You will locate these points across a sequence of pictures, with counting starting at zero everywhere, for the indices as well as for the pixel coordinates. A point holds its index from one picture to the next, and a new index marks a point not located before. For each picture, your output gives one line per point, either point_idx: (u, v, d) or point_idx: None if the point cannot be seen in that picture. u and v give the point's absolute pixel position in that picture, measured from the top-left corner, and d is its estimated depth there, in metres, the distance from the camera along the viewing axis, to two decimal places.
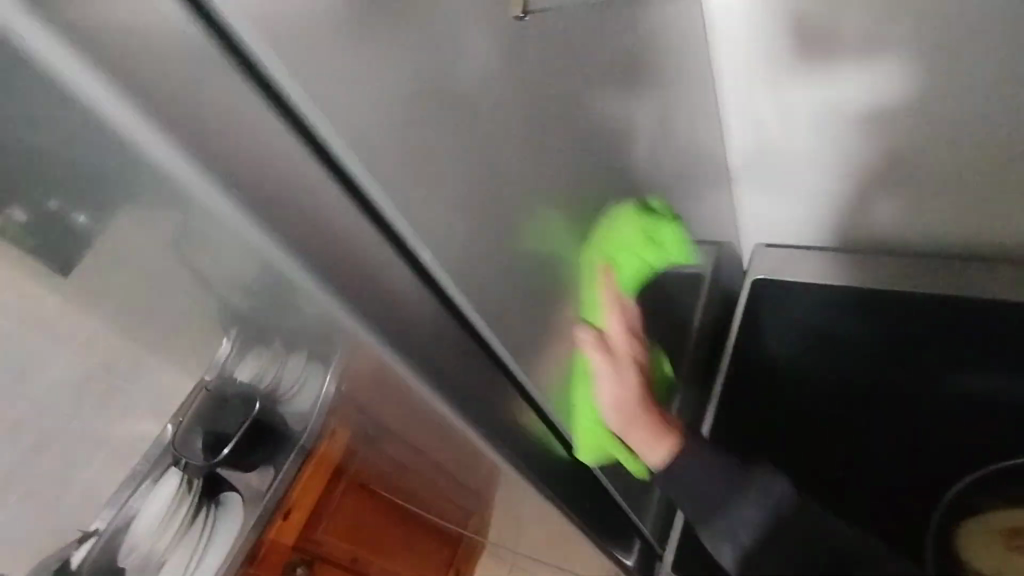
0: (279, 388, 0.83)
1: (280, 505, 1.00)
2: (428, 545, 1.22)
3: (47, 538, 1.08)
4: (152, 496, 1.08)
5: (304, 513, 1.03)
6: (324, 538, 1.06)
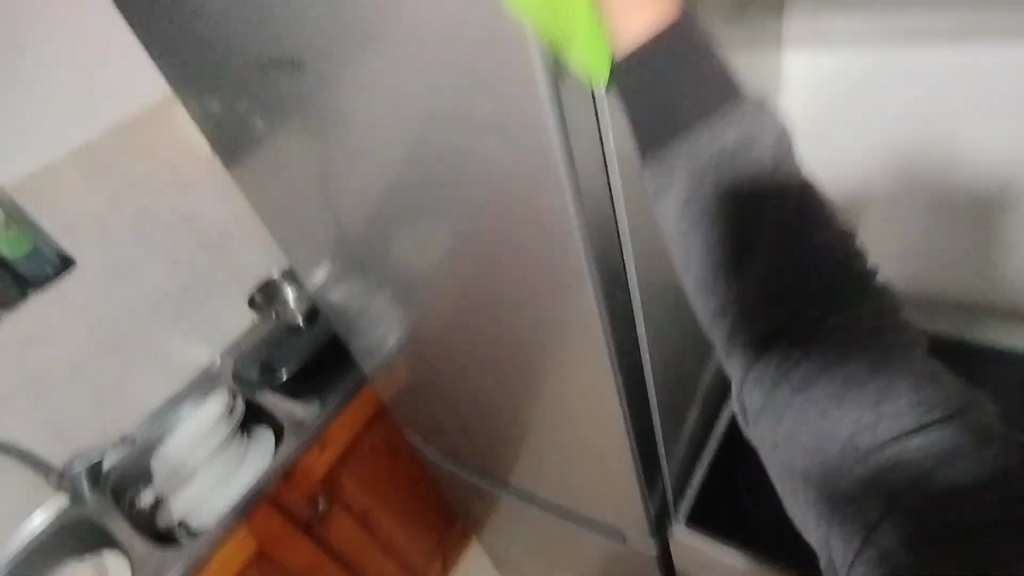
0: (360, 312, 1.00)
1: (315, 438, 1.08)
2: (422, 531, 1.35)
3: (91, 437, 1.13)
4: (193, 413, 1.17)
5: (342, 443, 1.12)
6: (359, 492, 1.17)
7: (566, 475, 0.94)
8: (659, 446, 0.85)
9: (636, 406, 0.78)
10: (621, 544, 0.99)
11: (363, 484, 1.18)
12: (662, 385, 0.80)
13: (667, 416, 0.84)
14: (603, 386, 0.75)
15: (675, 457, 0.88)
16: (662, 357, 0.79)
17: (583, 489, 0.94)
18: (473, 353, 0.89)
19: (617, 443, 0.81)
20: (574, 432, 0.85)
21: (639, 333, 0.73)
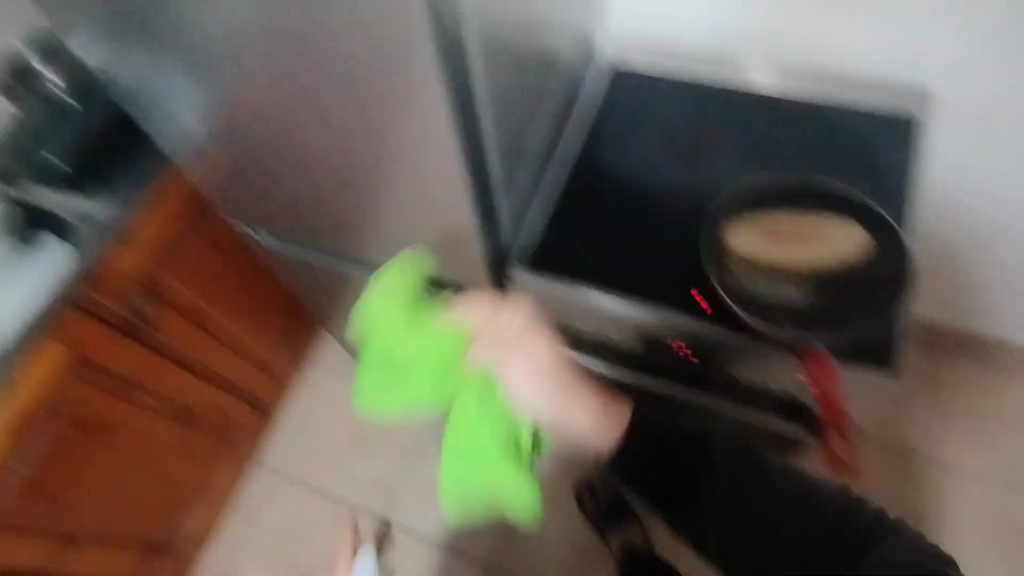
0: (146, 80, 0.83)
1: (124, 240, 0.97)
2: (263, 325, 1.33)
3: None
4: None
5: (160, 240, 1.02)
6: (181, 287, 1.09)
7: (409, 253, 0.94)
8: (500, 196, 0.83)
9: (473, 153, 0.75)
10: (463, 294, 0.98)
11: (193, 284, 1.12)
12: (501, 134, 0.77)
13: (508, 167, 0.82)
14: (437, 128, 0.70)
15: (518, 207, 0.87)
16: (500, 103, 0.75)
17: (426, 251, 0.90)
18: (296, 132, 0.79)
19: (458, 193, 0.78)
20: (413, 192, 0.80)
21: (473, 65, 0.67)
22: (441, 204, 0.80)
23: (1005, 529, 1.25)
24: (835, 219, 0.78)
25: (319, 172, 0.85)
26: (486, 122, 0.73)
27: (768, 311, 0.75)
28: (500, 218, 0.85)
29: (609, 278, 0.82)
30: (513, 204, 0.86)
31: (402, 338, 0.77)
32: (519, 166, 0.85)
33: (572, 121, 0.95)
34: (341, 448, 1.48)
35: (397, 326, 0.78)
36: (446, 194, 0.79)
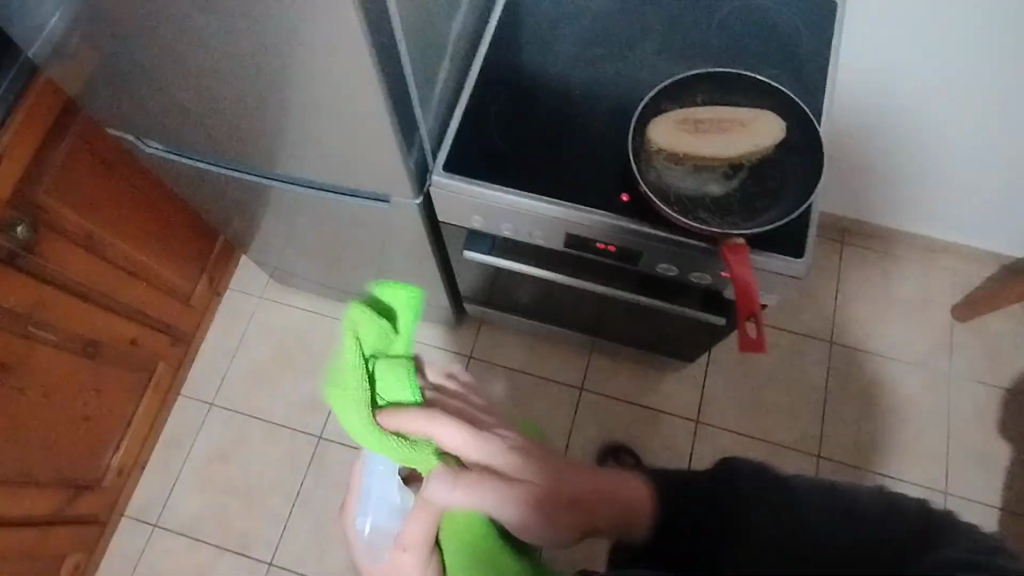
0: None
1: None
2: (168, 248, 1.23)
3: None
4: None
5: (29, 152, 0.90)
6: (62, 206, 0.98)
7: (322, 164, 0.87)
8: (416, 98, 0.76)
9: (386, 50, 0.67)
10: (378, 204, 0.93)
11: (77, 203, 1.00)
12: (412, 25, 0.70)
13: (422, 65, 0.75)
14: (342, 19, 0.61)
15: (436, 109, 0.81)
16: None
17: (336, 159, 0.84)
18: (175, 25, 0.69)
19: (374, 98, 0.70)
20: (318, 94, 0.72)
21: None
22: (350, 108, 0.73)
23: (891, 397, 1.41)
24: (755, 109, 0.77)
25: (208, 75, 0.76)
26: (396, 12, 0.66)
27: (690, 203, 0.75)
28: (419, 125, 0.78)
29: (535, 180, 0.79)
30: (428, 105, 0.80)
31: (357, 385, 0.68)
32: (434, 64, 0.78)
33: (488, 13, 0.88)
34: (271, 372, 1.45)
35: (349, 380, 0.69)
36: (356, 96, 0.71)
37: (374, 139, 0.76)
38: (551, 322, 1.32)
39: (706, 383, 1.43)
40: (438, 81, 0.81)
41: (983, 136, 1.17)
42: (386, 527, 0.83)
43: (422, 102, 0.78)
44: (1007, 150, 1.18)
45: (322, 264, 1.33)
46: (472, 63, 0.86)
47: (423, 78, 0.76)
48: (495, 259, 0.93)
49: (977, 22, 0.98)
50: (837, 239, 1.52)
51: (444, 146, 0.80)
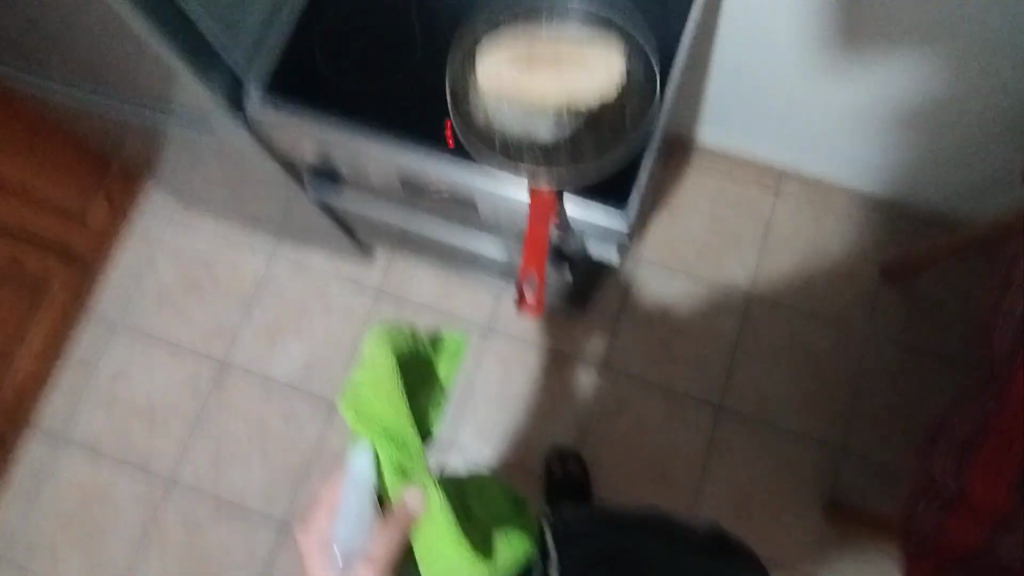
0: None
1: None
2: (45, 164, 1.18)
3: None
4: None
5: None
6: None
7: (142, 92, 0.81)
8: (214, 25, 0.68)
9: None
10: (191, 126, 0.82)
11: None
12: None
13: None
14: None
15: (251, 34, 0.74)
16: None
17: (147, 88, 0.77)
18: None
19: (133, 24, 0.62)
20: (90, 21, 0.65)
21: None
22: (124, 36, 0.65)
23: (806, 355, 1.37)
24: (598, 43, 0.69)
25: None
26: None
27: (513, 147, 0.69)
28: (218, 53, 0.70)
29: (354, 109, 0.73)
30: (242, 30, 0.72)
31: (391, 379, 0.76)
32: None
33: None
34: (177, 296, 1.41)
35: (383, 371, 0.76)
36: (118, 22, 0.63)
37: (161, 69, 0.69)
38: (452, 259, 1.28)
39: (615, 328, 1.40)
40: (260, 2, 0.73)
41: (908, 82, 1.07)
42: (357, 546, 0.76)
43: (229, 27, 0.70)
44: (937, 100, 1.08)
45: (217, 194, 1.27)
46: None
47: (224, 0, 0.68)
48: (340, 195, 0.87)
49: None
50: (773, 185, 1.43)
51: (259, 72, 0.72)
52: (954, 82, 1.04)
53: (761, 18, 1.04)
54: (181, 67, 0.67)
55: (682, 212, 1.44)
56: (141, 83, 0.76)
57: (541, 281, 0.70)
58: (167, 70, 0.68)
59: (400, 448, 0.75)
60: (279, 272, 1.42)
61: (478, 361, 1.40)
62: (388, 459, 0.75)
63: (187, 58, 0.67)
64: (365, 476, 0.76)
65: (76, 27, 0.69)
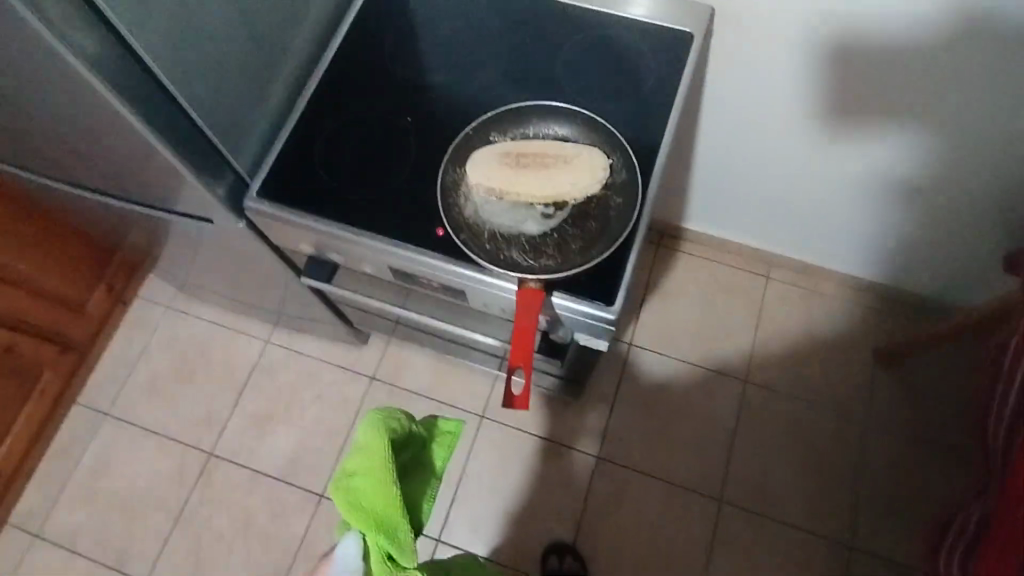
0: None
1: None
2: (50, 254, 1.21)
3: None
4: None
5: None
6: None
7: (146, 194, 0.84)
8: (219, 133, 0.73)
9: (141, 91, 0.64)
10: (192, 223, 0.85)
11: None
12: (191, 62, 0.67)
13: (223, 100, 0.72)
14: (72, 64, 0.59)
15: (253, 140, 0.79)
16: (181, 30, 0.64)
17: (152, 189, 0.80)
18: None
19: (144, 136, 0.66)
20: (102, 134, 0.70)
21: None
22: (133, 147, 0.70)
23: (806, 443, 1.34)
24: (580, 145, 0.74)
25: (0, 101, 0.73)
26: (157, 54, 0.63)
27: (501, 243, 0.71)
28: (221, 158, 0.75)
29: (350, 209, 0.76)
30: (244, 136, 0.77)
31: (383, 461, 0.76)
32: (243, 96, 0.75)
33: (323, 37, 0.85)
34: (169, 383, 1.40)
35: (375, 452, 0.77)
36: (128, 134, 0.67)
37: (167, 174, 0.73)
38: (445, 346, 1.29)
39: (611, 416, 1.38)
40: (263, 110, 0.79)
41: (886, 188, 1.10)
42: None
43: (233, 134, 0.75)
44: (915, 204, 1.12)
45: (214, 284, 1.29)
46: (305, 86, 0.83)
47: (228, 111, 0.73)
48: (335, 287, 0.88)
49: (839, 81, 0.95)
50: (762, 272, 1.45)
51: (259, 175, 0.76)
52: (925, 183, 1.08)
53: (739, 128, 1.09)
54: (187, 174, 0.71)
55: (674, 299, 1.46)
56: (148, 186, 0.80)
57: (529, 373, 0.69)
58: (173, 175, 0.72)
59: (388, 531, 0.74)
60: (273, 359, 1.41)
61: (472, 451, 1.36)
62: (377, 545, 0.74)
63: (192, 164, 0.71)
64: (352, 564, 0.74)
65: (88, 138, 0.73)
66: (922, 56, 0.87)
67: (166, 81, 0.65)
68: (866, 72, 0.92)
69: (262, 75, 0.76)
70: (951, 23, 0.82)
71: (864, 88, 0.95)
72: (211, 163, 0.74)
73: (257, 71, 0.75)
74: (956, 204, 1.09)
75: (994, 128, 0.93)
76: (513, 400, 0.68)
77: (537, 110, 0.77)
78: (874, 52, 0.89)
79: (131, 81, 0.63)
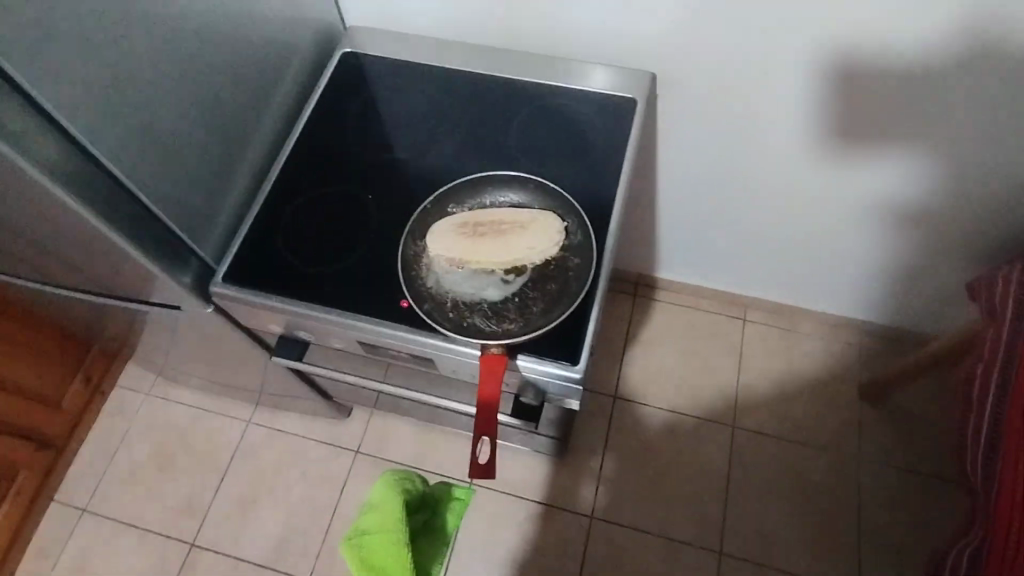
0: None
1: None
2: (25, 351, 1.20)
3: None
4: None
5: None
6: None
7: (112, 288, 0.85)
8: (184, 227, 0.75)
9: (107, 198, 0.67)
10: (163, 309, 0.86)
11: None
12: (156, 166, 0.70)
13: (187, 195, 0.75)
14: (43, 184, 0.62)
15: (219, 229, 0.81)
16: (144, 138, 0.68)
17: (120, 283, 0.82)
18: None
19: (114, 240, 0.68)
20: (69, 239, 0.72)
21: (62, 120, 0.60)
22: (103, 249, 0.72)
23: (803, 486, 1.32)
24: (535, 211, 0.76)
25: None
26: (124, 163, 0.66)
27: (463, 310, 0.73)
28: (188, 249, 0.77)
29: (314, 287, 0.78)
30: (210, 226, 0.80)
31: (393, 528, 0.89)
32: (207, 189, 0.78)
33: (283, 123, 0.90)
34: (148, 473, 1.37)
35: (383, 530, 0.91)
36: (97, 239, 0.69)
37: (136, 271, 0.74)
38: (429, 415, 1.27)
39: (602, 475, 1.35)
40: (228, 199, 0.82)
41: (877, 221, 1.09)
42: None
43: (198, 225, 0.78)
44: (901, 237, 1.11)
45: (194, 370, 1.28)
46: (268, 172, 0.86)
47: (193, 204, 0.76)
48: (308, 364, 0.88)
49: (849, 112, 0.91)
50: (739, 315, 1.47)
51: (225, 261, 0.78)
52: (910, 216, 1.06)
53: (714, 175, 1.09)
54: (155, 269, 0.73)
55: (655, 349, 1.47)
56: (119, 281, 0.81)
57: (496, 438, 0.68)
58: (144, 273, 0.74)
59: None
60: (256, 440, 1.39)
61: (463, 521, 1.33)
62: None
63: (158, 259, 0.73)
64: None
65: (54, 243, 0.75)
66: (908, 91, 0.86)
67: (127, 184, 0.67)
68: (851, 110, 0.91)
69: (224, 167, 0.80)
70: (907, 67, 0.83)
71: (846, 127, 0.93)
72: (178, 255, 0.76)
73: (219, 164, 0.79)
74: (910, 239, 1.12)
75: (950, 168, 0.95)
76: (478, 468, 0.67)
77: (492, 178, 0.80)
78: (853, 88, 0.88)
79: (95, 187, 0.66)
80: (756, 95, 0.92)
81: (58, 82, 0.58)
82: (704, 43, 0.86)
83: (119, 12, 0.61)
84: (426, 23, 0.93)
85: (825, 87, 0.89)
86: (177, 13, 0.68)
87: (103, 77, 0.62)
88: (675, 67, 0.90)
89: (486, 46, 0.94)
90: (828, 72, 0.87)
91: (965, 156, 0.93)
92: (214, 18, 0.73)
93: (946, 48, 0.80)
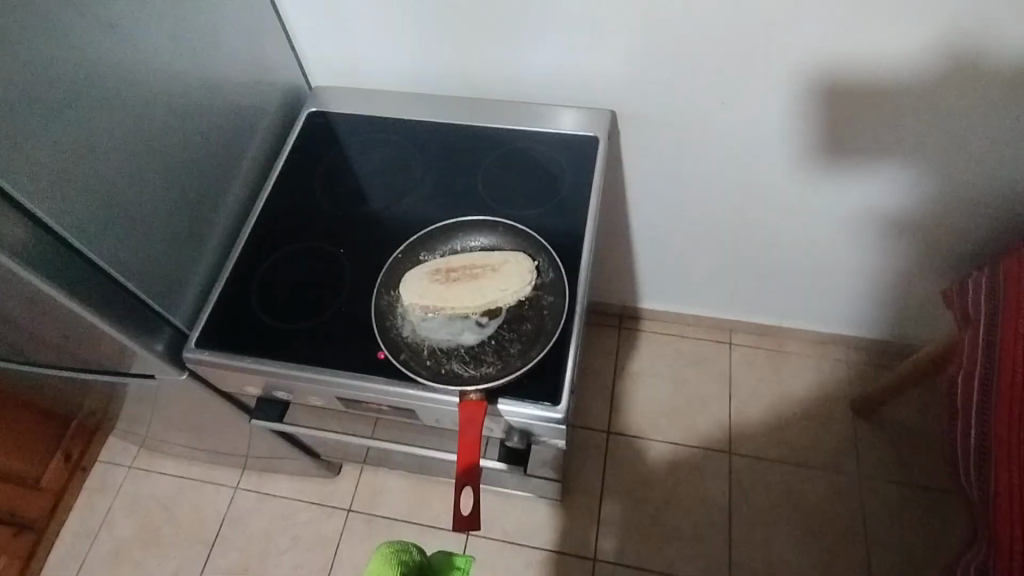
0: None
1: None
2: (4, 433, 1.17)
3: None
4: None
5: None
6: None
7: (85, 362, 0.84)
8: (156, 295, 0.75)
9: (77, 275, 0.67)
10: (136, 379, 0.85)
11: None
12: (123, 238, 0.70)
13: (157, 263, 0.75)
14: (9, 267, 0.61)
15: (191, 293, 0.81)
16: (111, 212, 0.68)
17: (91, 356, 0.81)
18: None
19: (83, 315, 0.68)
20: (38, 318, 0.71)
21: (26, 203, 0.60)
22: (72, 325, 0.71)
23: (805, 510, 1.29)
24: (505, 252, 0.77)
25: None
26: (91, 238, 0.66)
27: (439, 357, 0.72)
28: (160, 317, 0.77)
29: (289, 345, 0.77)
30: (182, 292, 0.79)
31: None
32: (177, 256, 0.78)
33: (252, 184, 0.90)
34: (133, 551, 1.32)
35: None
36: (67, 316, 0.69)
37: (108, 344, 0.73)
38: (421, 467, 1.25)
39: (602, 513, 1.32)
40: (199, 263, 0.82)
41: (853, 237, 1.11)
42: None
43: (169, 292, 0.77)
44: (877, 250, 1.13)
45: (177, 439, 1.26)
46: (238, 233, 0.87)
47: (164, 272, 0.76)
48: (288, 425, 0.86)
49: (820, 133, 0.93)
50: (725, 340, 1.47)
51: (199, 326, 0.78)
52: (891, 227, 1.07)
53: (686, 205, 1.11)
54: (126, 340, 0.72)
55: (644, 380, 1.46)
56: (90, 354, 0.80)
57: (479, 487, 0.66)
58: (115, 345, 0.73)
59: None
60: (244, 506, 1.35)
61: None
62: None
63: (129, 330, 0.72)
64: None
65: (21, 322, 0.74)
66: (880, 110, 0.88)
67: (94, 258, 0.67)
68: (830, 129, 0.92)
69: (193, 232, 0.80)
70: (873, 87, 0.85)
71: (827, 143, 0.95)
72: (150, 325, 0.75)
73: (188, 230, 0.79)
74: (883, 254, 1.13)
75: (919, 181, 0.97)
76: (462, 520, 0.65)
77: (461, 224, 0.81)
78: (834, 107, 0.89)
79: (62, 264, 0.65)
80: (726, 120, 0.94)
81: (24, 167, 0.59)
82: (665, 82, 0.89)
83: (79, 91, 0.62)
84: (392, 79, 0.96)
85: (797, 111, 0.91)
86: (135, 87, 0.69)
87: (69, 158, 0.63)
88: (637, 106, 0.93)
89: (452, 100, 0.96)
90: (804, 94, 0.88)
91: (938, 168, 0.95)
92: (173, 90, 0.75)
93: (921, 65, 0.81)
